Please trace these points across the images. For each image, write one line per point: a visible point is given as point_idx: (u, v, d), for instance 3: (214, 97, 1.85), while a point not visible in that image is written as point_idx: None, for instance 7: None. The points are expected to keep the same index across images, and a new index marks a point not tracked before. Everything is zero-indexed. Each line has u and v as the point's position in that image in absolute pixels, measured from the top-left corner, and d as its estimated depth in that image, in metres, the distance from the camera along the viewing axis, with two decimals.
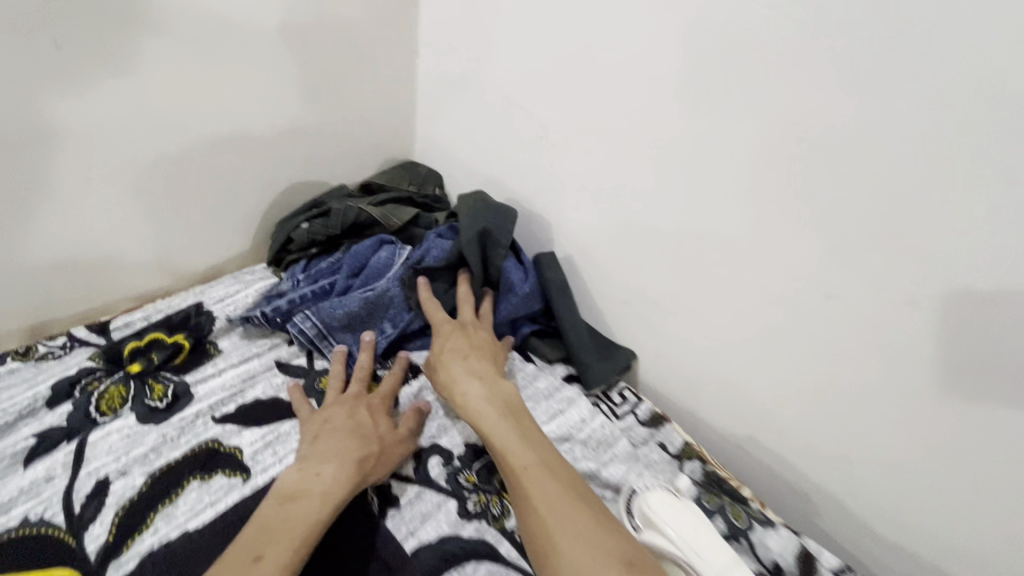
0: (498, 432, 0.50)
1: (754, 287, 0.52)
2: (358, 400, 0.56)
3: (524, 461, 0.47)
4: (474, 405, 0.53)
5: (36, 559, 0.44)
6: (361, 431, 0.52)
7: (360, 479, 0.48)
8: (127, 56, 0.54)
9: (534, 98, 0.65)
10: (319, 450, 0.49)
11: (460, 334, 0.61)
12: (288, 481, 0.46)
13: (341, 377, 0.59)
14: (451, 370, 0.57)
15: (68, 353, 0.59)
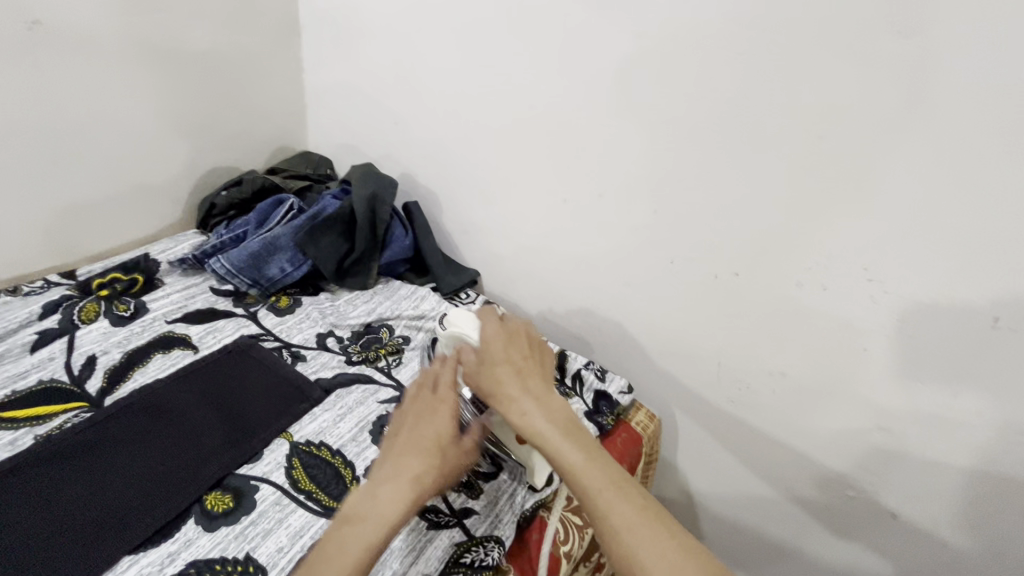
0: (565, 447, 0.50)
1: (527, 200, 0.90)
2: (425, 404, 0.57)
3: (598, 485, 0.47)
4: (535, 426, 0.52)
5: (55, 397, 0.67)
6: (425, 442, 0.54)
7: (418, 496, 0.51)
8: (115, 77, 0.83)
9: (390, 98, 0.99)
10: (389, 470, 0.51)
11: (509, 341, 0.60)
12: (348, 504, 0.49)
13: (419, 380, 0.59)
14: (504, 386, 0.56)
15: (48, 289, 0.81)
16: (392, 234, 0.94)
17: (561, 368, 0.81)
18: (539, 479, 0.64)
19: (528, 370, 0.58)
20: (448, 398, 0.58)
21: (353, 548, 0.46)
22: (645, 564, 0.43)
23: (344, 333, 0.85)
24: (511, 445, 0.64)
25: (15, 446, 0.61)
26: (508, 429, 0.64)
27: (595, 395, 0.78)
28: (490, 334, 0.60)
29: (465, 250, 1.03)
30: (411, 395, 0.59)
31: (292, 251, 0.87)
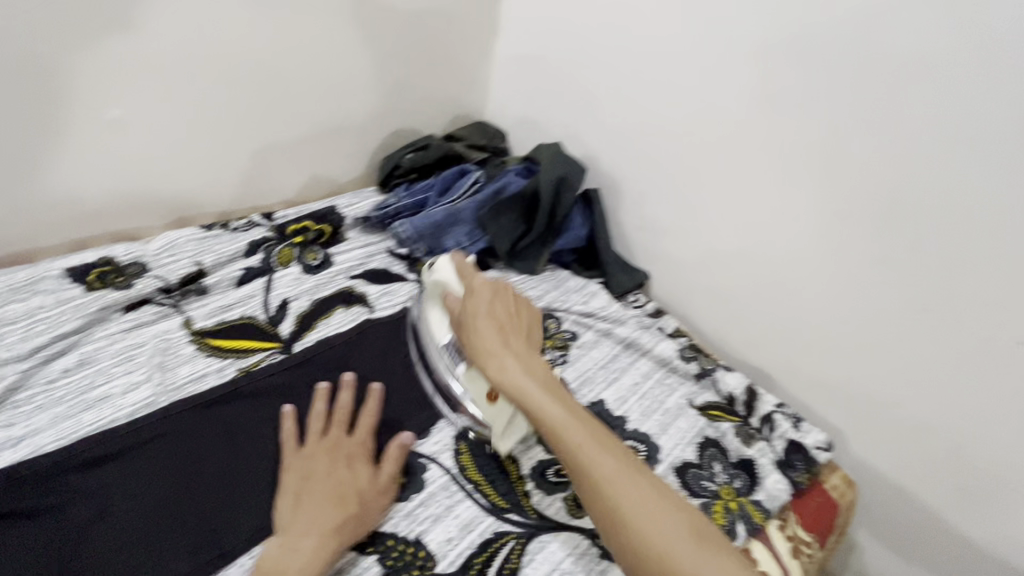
0: (546, 410, 0.53)
1: (731, 203, 0.80)
2: (335, 448, 0.56)
3: (575, 442, 0.50)
4: (520, 385, 0.55)
5: (254, 335, 0.70)
6: (339, 493, 0.52)
7: (339, 545, 0.50)
8: (338, 31, 0.85)
9: (586, 74, 0.92)
10: (301, 523, 0.50)
11: (493, 301, 0.62)
12: (269, 556, 0.48)
13: (322, 418, 0.59)
14: (485, 349, 0.58)
15: (252, 227, 0.86)
16: (570, 220, 0.89)
17: (750, 407, 0.72)
18: (504, 443, 0.61)
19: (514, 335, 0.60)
20: (358, 444, 0.57)
21: None
22: (622, 514, 0.46)
23: None
24: (481, 402, 0.61)
25: (222, 374, 0.65)
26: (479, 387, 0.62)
27: (788, 445, 0.68)
28: (474, 294, 0.62)
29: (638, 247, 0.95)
30: (317, 433, 0.58)
31: (472, 225, 0.85)
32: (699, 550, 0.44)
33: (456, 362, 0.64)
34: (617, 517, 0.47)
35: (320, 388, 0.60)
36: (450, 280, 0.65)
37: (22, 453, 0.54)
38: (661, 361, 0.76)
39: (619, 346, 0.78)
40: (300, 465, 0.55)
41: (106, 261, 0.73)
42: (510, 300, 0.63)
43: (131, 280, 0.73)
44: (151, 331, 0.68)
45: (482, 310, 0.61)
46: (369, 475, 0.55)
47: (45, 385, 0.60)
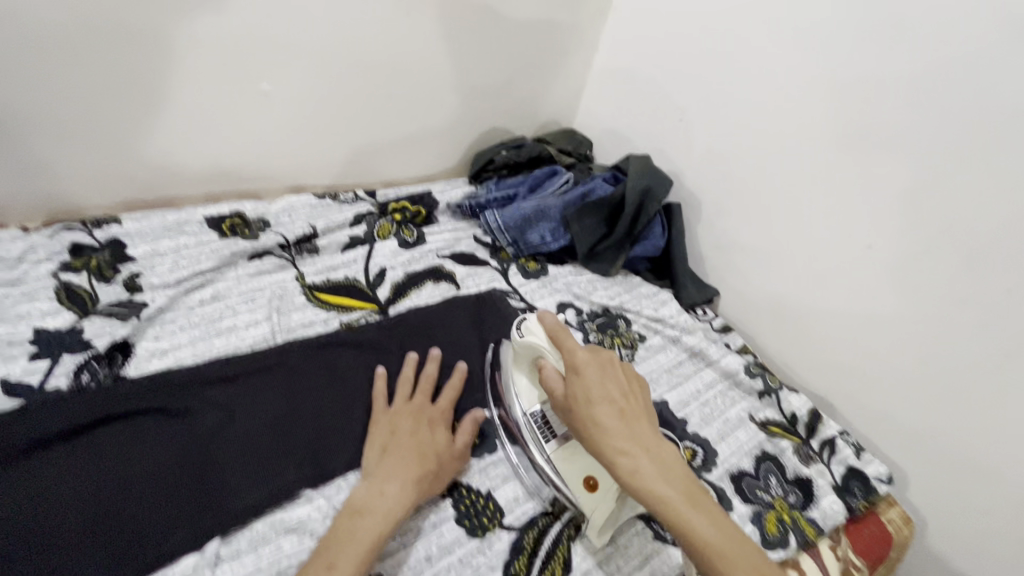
0: (687, 519, 0.45)
1: (813, 231, 0.82)
2: (419, 412, 0.61)
3: (728, 562, 0.43)
4: (653, 488, 0.47)
5: (355, 295, 0.79)
6: (422, 449, 0.57)
7: (419, 494, 0.53)
8: (455, 34, 0.93)
9: (681, 94, 0.96)
10: (387, 470, 0.54)
11: (602, 376, 0.53)
12: (358, 496, 0.52)
13: (409, 382, 0.64)
14: (609, 442, 0.49)
15: (357, 200, 0.95)
16: (650, 229, 0.92)
17: (812, 429, 0.73)
18: (602, 532, 0.56)
19: (629, 412, 0.51)
20: (439, 411, 0.62)
21: (367, 533, 0.48)
22: None
23: (582, 308, 0.85)
24: (576, 488, 0.58)
25: (327, 325, 0.73)
26: (576, 468, 0.59)
27: (847, 471, 0.69)
28: (582, 370, 0.53)
29: (711, 264, 0.98)
30: (403, 400, 0.63)
31: (556, 223, 0.90)
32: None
33: (546, 438, 0.61)
34: None
35: (411, 357, 0.67)
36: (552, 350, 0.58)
37: (166, 364, 0.63)
38: (727, 373, 0.79)
39: (685, 354, 0.81)
40: (387, 422, 0.60)
41: (236, 214, 0.83)
42: (618, 368, 0.55)
43: (256, 234, 0.82)
44: (269, 279, 0.77)
45: (590, 382, 0.52)
46: (448, 439, 0.59)
47: (185, 311, 0.69)
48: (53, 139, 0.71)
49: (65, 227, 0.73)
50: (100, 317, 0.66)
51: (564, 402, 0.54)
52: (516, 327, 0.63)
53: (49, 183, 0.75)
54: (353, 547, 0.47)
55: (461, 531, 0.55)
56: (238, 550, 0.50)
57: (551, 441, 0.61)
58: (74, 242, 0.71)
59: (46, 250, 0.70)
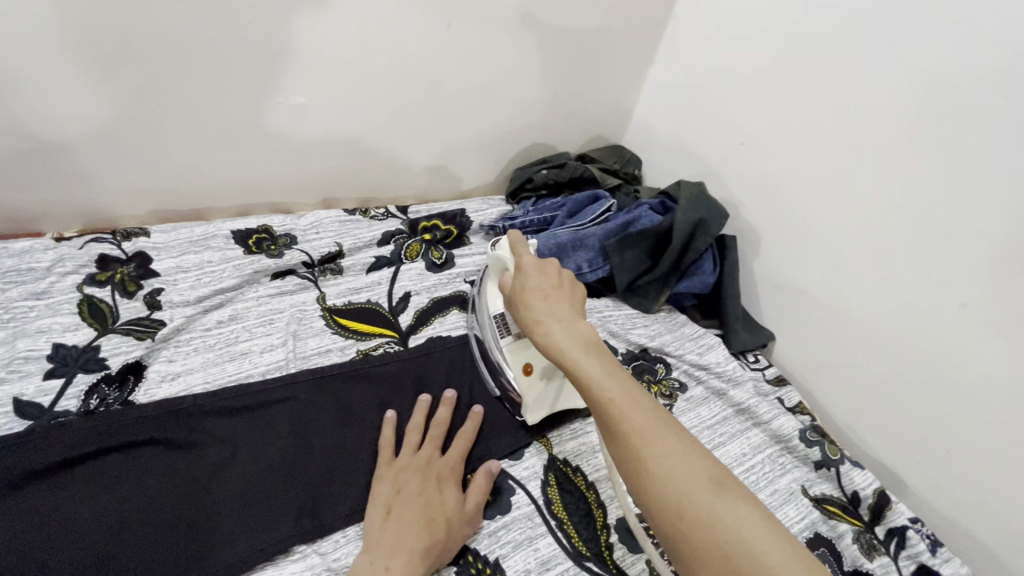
0: (578, 362, 0.45)
1: (892, 281, 0.71)
2: (428, 468, 0.57)
3: (606, 393, 0.42)
4: (554, 340, 0.48)
5: (376, 320, 0.75)
6: (431, 513, 0.52)
7: (427, 566, 0.49)
8: (501, 49, 0.87)
9: (745, 117, 0.87)
10: (391, 539, 0.50)
11: (538, 267, 0.55)
12: (358, 570, 0.47)
13: (419, 432, 0.60)
14: (530, 313, 0.51)
15: (389, 217, 0.91)
16: (699, 264, 0.84)
17: (876, 515, 0.63)
18: (531, 413, 0.64)
19: (556, 291, 0.53)
20: (450, 467, 0.58)
21: None
22: (652, 465, 0.38)
23: (618, 348, 0.78)
24: (517, 371, 0.64)
25: (344, 353, 0.70)
26: (518, 357, 0.65)
27: (918, 570, 0.59)
28: (519, 264, 0.57)
29: (767, 305, 0.88)
30: (410, 451, 0.58)
31: (595, 253, 0.83)
32: (731, 507, 0.36)
33: (501, 335, 0.66)
34: (647, 477, 0.38)
35: (422, 401, 0.62)
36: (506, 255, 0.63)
37: (176, 389, 0.61)
38: (777, 437, 0.70)
39: (731, 409, 0.72)
40: (393, 477, 0.56)
41: (265, 229, 0.82)
42: (558, 263, 0.56)
43: (282, 251, 0.80)
44: (290, 300, 0.74)
45: (526, 271, 0.55)
46: (458, 500, 0.54)
47: (202, 331, 0.68)
48: (90, 150, 0.72)
49: (97, 239, 0.73)
50: (117, 335, 0.65)
51: (508, 296, 0.57)
52: (492, 245, 0.68)
53: (86, 191, 0.76)
54: None
55: None
56: None
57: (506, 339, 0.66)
58: (100, 254, 0.71)
59: (74, 262, 0.70)
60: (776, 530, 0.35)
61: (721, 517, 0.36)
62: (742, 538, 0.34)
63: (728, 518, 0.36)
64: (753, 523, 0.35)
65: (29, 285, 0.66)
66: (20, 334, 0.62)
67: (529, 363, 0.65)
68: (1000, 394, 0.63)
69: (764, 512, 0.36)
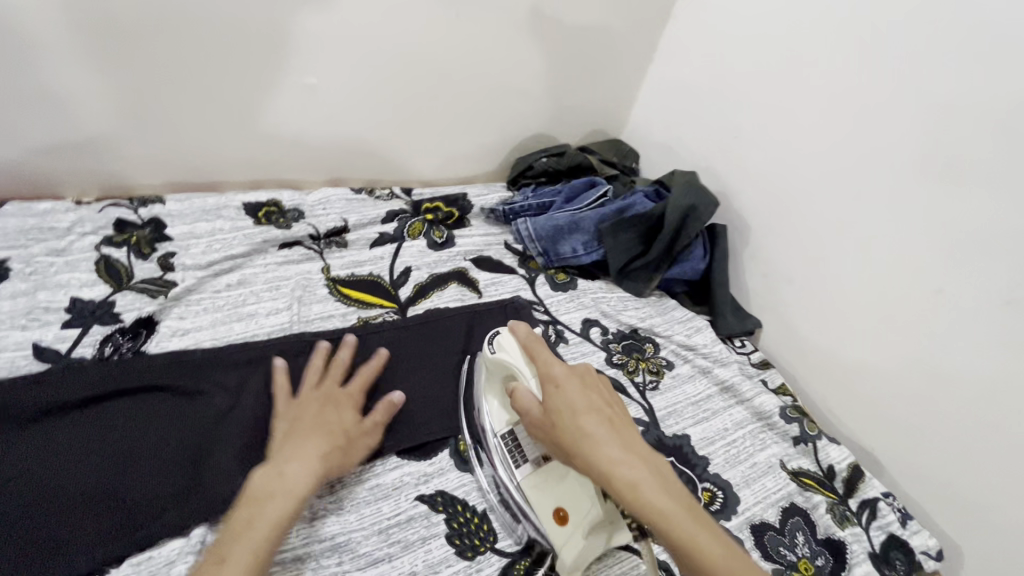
0: (684, 524, 0.43)
1: (875, 269, 0.74)
2: (326, 395, 0.58)
3: (725, 557, 0.42)
4: (645, 497, 0.44)
5: (378, 291, 0.78)
6: (327, 428, 0.54)
7: (324, 472, 0.51)
8: (508, 39, 0.91)
9: (740, 111, 0.90)
10: (286, 452, 0.51)
11: (581, 389, 0.51)
12: (256, 480, 0.49)
13: (318, 370, 0.62)
14: (603, 458, 0.46)
15: (393, 198, 0.94)
16: (690, 251, 0.87)
17: (851, 487, 0.66)
18: (574, 574, 0.52)
19: (613, 421, 0.49)
20: (350, 393, 0.60)
21: (264, 521, 0.46)
22: None
23: (609, 327, 0.81)
24: (547, 522, 0.53)
25: (345, 319, 0.73)
26: (547, 501, 0.54)
27: (887, 540, 0.62)
28: (559, 386, 0.51)
29: (755, 293, 0.91)
30: (316, 389, 0.59)
31: (590, 236, 0.86)
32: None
33: (516, 462, 0.56)
34: None
35: (348, 341, 0.64)
36: (519, 362, 0.56)
37: (185, 343, 0.65)
38: (760, 414, 0.72)
39: (716, 387, 0.75)
40: (296, 410, 0.57)
41: (274, 203, 0.85)
42: (594, 383, 0.53)
43: (290, 223, 0.84)
44: (296, 269, 0.77)
45: (570, 395, 0.50)
46: (356, 420, 0.57)
47: (212, 293, 0.71)
48: (111, 119, 0.75)
49: (115, 203, 0.77)
50: (132, 292, 0.68)
51: (550, 426, 0.50)
52: (487, 343, 0.60)
53: (105, 159, 0.79)
54: (247, 540, 0.44)
55: (450, 550, 0.53)
56: None
57: (523, 466, 0.56)
58: (117, 218, 0.75)
59: (93, 224, 0.74)
60: None
61: None
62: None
63: None
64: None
65: (50, 243, 0.70)
66: (40, 287, 0.65)
67: (563, 507, 0.53)
68: (974, 376, 0.66)
69: None
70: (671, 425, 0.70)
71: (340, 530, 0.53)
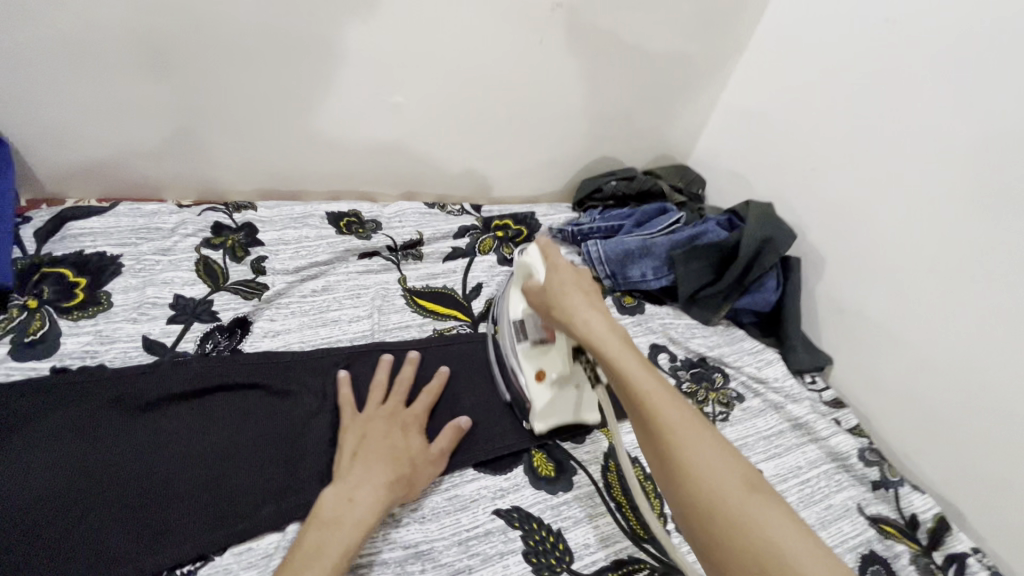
0: (620, 359, 0.46)
1: (962, 313, 0.71)
2: (394, 417, 0.59)
3: (648, 390, 0.44)
4: (594, 334, 0.49)
5: (451, 305, 0.80)
6: (396, 453, 0.55)
7: (391, 499, 0.52)
8: (581, 65, 0.92)
9: (816, 144, 0.88)
10: (355, 473, 0.52)
11: (575, 268, 0.56)
12: (327, 503, 0.50)
13: (382, 388, 0.62)
14: (568, 304, 0.52)
15: (464, 213, 0.97)
16: (762, 282, 0.86)
17: (936, 539, 0.63)
18: (539, 421, 0.63)
19: (593, 293, 0.54)
20: (416, 414, 0.61)
21: (335, 545, 0.46)
22: (689, 460, 0.39)
23: (677, 354, 0.81)
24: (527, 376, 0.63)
25: (422, 330, 0.75)
26: (530, 361, 0.63)
27: None
28: (553, 261, 0.57)
29: (828, 328, 0.89)
30: (379, 407, 0.60)
31: (661, 262, 0.87)
32: (759, 506, 0.37)
33: (518, 339, 0.64)
34: (681, 465, 0.40)
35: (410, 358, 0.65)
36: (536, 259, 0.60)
37: (276, 344, 0.68)
38: (835, 455, 0.71)
39: (788, 423, 0.74)
40: (362, 427, 0.58)
41: (354, 214, 0.89)
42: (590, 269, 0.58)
43: (369, 234, 0.87)
44: (375, 278, 0.80)
45: (560, 265, 0.56)
46: (422, 443, 0.58)
47: (299, 297, 0.74)
48: (209, 125, 0.81)
49: (212, 208, 0.82)
50: (227, 292, 0.72)
51: (535, 292, 0.57)
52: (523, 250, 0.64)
53: (202, 162, 0.85)
54: (318, 563, 0.45)
55: (527, 567, 0.54)
56: None
57: (522, 343, 0.64)
58: (215, 222, 0.80)
59: (195, 225, 0.78)
60: (798, 528, 0.36)
61: (754, 518, 0.36)
62: (770, 535, 0.35)
63: (756, 513, 0.37)
64: (781, 521, 0.36)
65: (157, 242, 0.75)
66: (149, 283, 0.70)
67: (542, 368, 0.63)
68: None
69: (790, 514, 0.37)
70: None
71: (423, 539, 0.54)
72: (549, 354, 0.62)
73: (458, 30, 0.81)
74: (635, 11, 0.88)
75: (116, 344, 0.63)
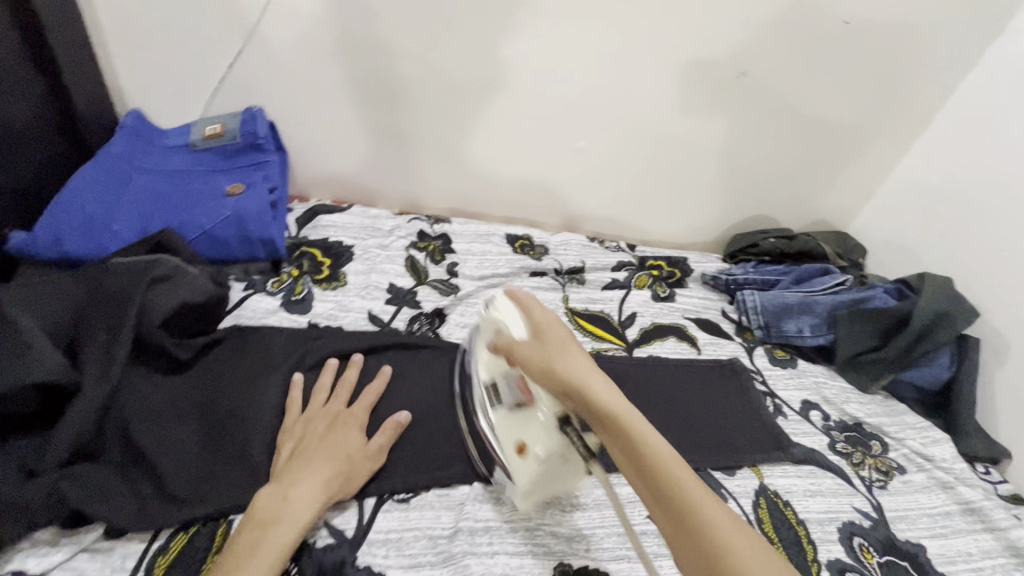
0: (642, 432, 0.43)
1: None
2: (336, 416, 0.60)
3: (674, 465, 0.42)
4: (603, 402, 0.46)
5: (607, 328, 0.87)
6: (335, 452, 0.56)
7: (327, 497, 0.54)
8: (753, 129, 0.99)
9: (1005, 226, 0.86)
10: (292, 473, 0.54)
11: (567, 332, 0.53)
12: (264, 503, 0.51)
13: (325, 389, 0.64)
14: (568, 369, 0.48)
15: (621, 250, 1.05)
16: (933, 357, 0.83)
17: None
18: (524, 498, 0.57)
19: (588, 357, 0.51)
20: (356, 414, 0.61)
21: (272, 545, 0.48)
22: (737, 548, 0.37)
23: (830, 414, 0.80)
24: (507, 449, 0.57)
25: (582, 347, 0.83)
26: (507, 436, 0.56)
27: None
28: (551, 331, 0.53)
29: (1007, 419, 0.82)
30: (318, 408, 0.61)
31: (820, 320, 0.88)
32: None
33: (490, 405, 0.59)
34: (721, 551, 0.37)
35: (353, 360, 0.67)
36: (510, 316, 0.57)
37: (464, 335, 0.80)
38: (1016, 549, 0.66)
39: (956, 505, 0.70)
40: (301, 428, 0.59)
41: (527, 238, 1.01)
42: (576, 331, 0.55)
43: (539, 256, 0.98)
44: (544, 295, 0.91)
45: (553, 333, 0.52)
46: (363, 440, 0.59)
47: (484, 300, 0.87)
48: (428, 152, 0.99)
49: (418, 218, 0.98)
50: (427, 286, 0.86)
51: (525, 360, 0.51)
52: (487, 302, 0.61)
53: (412, 181, 1.03)
54: (256, 562, 0.47)
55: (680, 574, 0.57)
56: (500, 498, 0.60)
57: (496, 411, 0.58)
58: (421, 229, 0.96)
59: (407, 230, 0.95)
60: None
61: None
62: None
63: None
64: None
65: (379, 239, 0.92)
66: (373, 269, 0.86)
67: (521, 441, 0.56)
68: None
69: None
70: (903, 530, 0.67)
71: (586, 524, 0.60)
72: (528, 424, 0.55)
73: (647, 88, 0.92)
74: (817, 83, 0.93)
75: (351, 313, 0.79)
